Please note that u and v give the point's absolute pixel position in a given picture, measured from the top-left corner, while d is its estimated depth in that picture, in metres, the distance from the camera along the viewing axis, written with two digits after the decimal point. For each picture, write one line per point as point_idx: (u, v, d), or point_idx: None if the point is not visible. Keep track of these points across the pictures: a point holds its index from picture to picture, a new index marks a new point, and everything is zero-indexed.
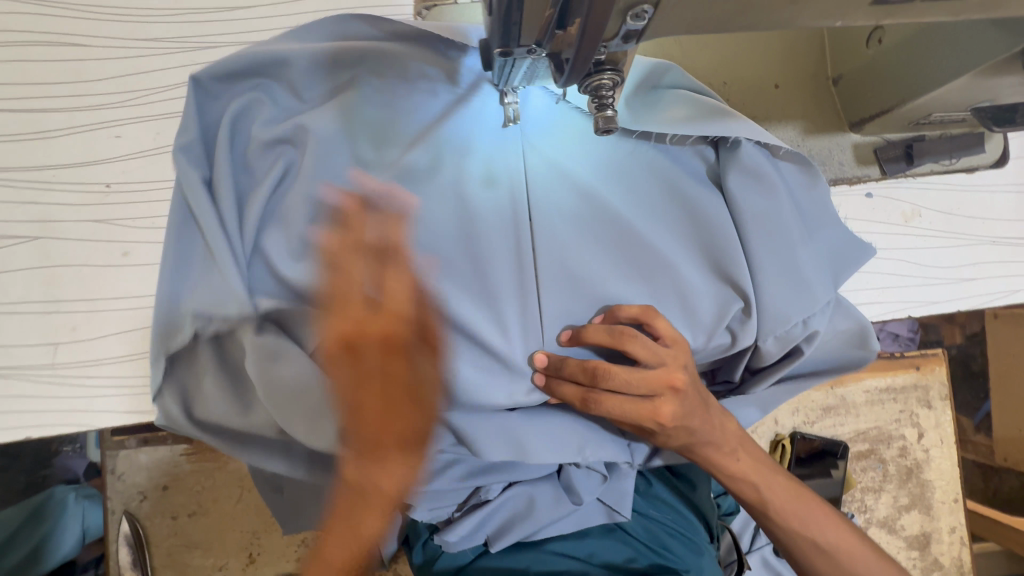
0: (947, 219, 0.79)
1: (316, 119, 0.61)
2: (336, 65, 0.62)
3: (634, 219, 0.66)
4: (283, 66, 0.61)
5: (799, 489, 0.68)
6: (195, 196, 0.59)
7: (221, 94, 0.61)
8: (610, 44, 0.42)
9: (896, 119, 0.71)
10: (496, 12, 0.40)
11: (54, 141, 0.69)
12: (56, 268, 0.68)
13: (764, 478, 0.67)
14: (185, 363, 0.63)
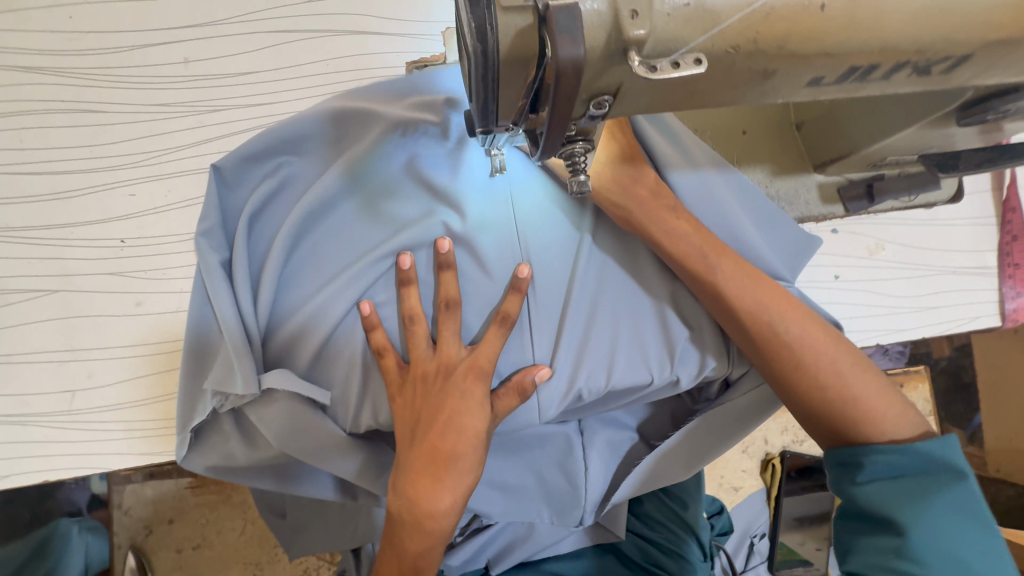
0: (910, 252, 0.84)
1: (328, 186, 0.67)
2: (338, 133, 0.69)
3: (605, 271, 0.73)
4: (292, 142, 0.67)
5: (828, 346, 0.67)
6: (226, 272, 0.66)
7: (239, 179, 0.68)
8: (579, 121, 0.45)
9: (856, 161, 0.76)
10: (474, 101, 0.44)
11: (73, 200, 0.74)
12: (74, 319, 0.73)
13: (814, 351, 0.66)
14: (220, 417, 0.71)
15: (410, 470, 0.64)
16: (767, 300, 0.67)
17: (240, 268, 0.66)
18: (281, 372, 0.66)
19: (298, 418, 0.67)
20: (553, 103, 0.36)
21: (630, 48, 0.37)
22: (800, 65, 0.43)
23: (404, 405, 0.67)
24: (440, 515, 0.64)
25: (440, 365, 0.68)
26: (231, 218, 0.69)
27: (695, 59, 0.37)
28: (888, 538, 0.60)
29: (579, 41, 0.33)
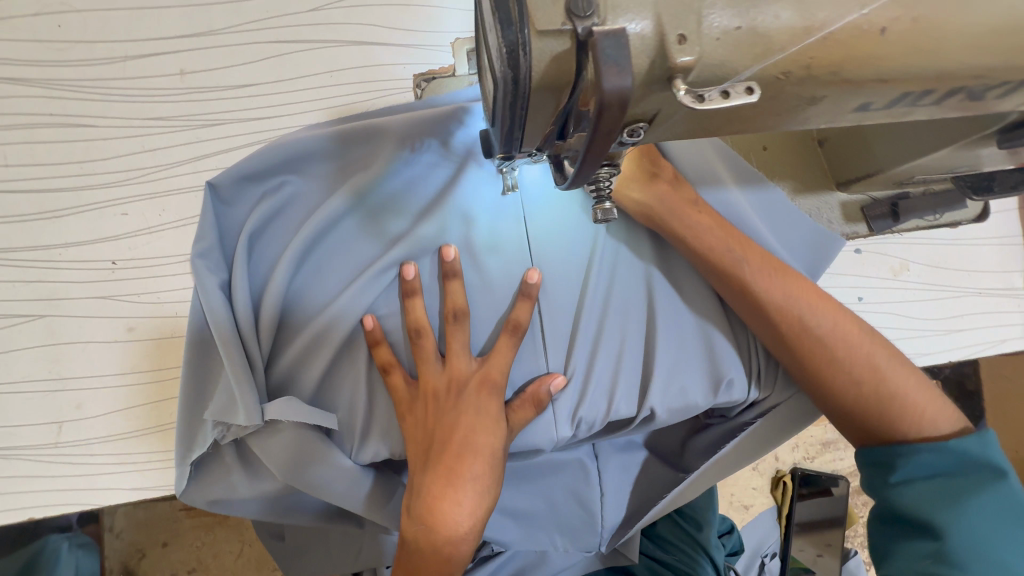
0: (935, 272, 0.82)
1: (334, 201, 0.63)
2: (342, 143, 0.63)
3: (624, 286, 0.69)
4: (292, 154, 0.62)
5: (860, 346, 0.64)
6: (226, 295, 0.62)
7: (238, 198, 0.63)
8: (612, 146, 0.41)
9: (882, 180, 0.73)
10: (498, 126, 0.40)
11: (60, 221, 0.70)
12: (61, 346, 0.68)
13: (846, 351, 0.64)
14: (221, 447, 0.67)
15: (425, 490, 0.61)
16: (797, 295, 0.64)
17: (242, 292, 0.61)
18: (289, 400, 0.62)
19: (308, 451, 0.63)
20: (592, 137, 0.33)
21: (675, 75, 0.33)
22: (850, 92, 0.39)
23: (418, 425, 0.64)
24: (459, 538, 0.60)
25: (452, 391, 0.64)
26: (230, 239, 0.63)
27: (746, 88, 0.34)
28: (925, 544, 0.57)
29: (625, 71, 0.30)
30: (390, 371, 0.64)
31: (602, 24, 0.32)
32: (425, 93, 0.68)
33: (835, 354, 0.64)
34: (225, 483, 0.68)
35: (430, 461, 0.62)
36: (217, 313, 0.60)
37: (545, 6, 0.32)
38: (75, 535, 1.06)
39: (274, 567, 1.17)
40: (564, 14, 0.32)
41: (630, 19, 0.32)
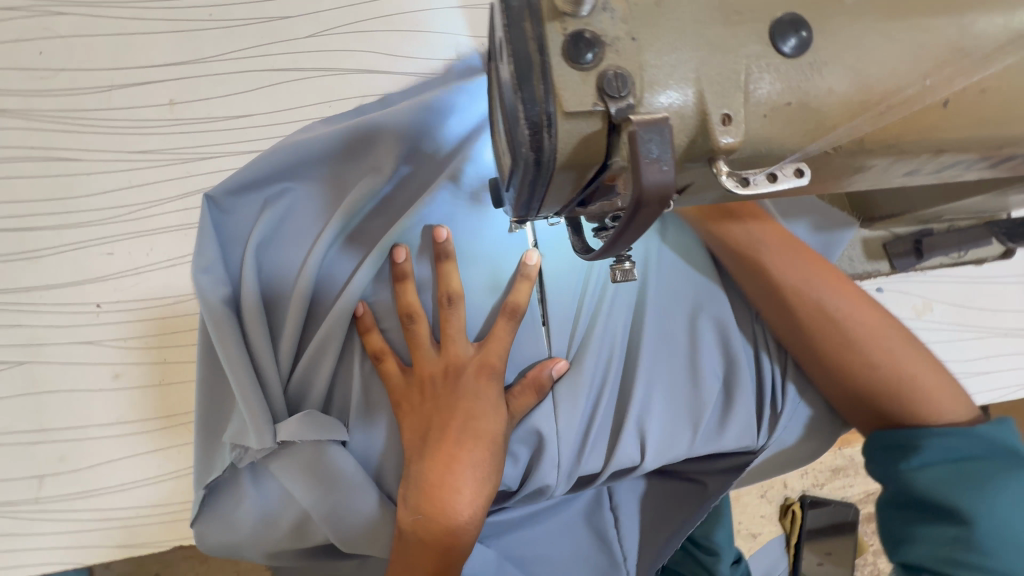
0: (960, 312, 0.78)
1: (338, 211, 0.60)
2: (341, 148, 0.60)
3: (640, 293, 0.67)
4: (293, 163, 0.60)
5: (882, 332, 0.60)
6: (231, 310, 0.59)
7: (236, 205, 0.60)
8: None
9: (908, 219, 0.69)
10: (515, 194, 0.36)
11: (41, 262, 0.66)
12: (43, 396, 0.65)
13: (865, 334, 0.60)
14: (238, 472, 0.63)
15: (417, 479, 0.57)
16: (815, 276, 0.62)
17: (247, 308, 0.59)
18: (305, 416, 0.59)
19: (317, 458, 0.59)
20: (624, 227, 0.29)
21: (716, 156, 0.30)
22: (904, 160, 0.36)
23: (412, 414, 0.61)
24: (453, 531, 0.56)
25: (449, 382, 0.60)
26: (229, 248, 0.61)
27: (796, 170, 0.31)
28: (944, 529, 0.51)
29: (667, 164, 0.26)
30: (385, 360, 0.61)
31: (636, 105, 0.28)
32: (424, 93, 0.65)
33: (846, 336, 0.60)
34: (236, 518, 0.63)
35: (422, 448, 0.59)
36: (219, 324, 0.58)
37: (573, 85, 0.28)
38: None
39: None
40: (595, 94, 0.28)
41: (669, 95, 0.28)
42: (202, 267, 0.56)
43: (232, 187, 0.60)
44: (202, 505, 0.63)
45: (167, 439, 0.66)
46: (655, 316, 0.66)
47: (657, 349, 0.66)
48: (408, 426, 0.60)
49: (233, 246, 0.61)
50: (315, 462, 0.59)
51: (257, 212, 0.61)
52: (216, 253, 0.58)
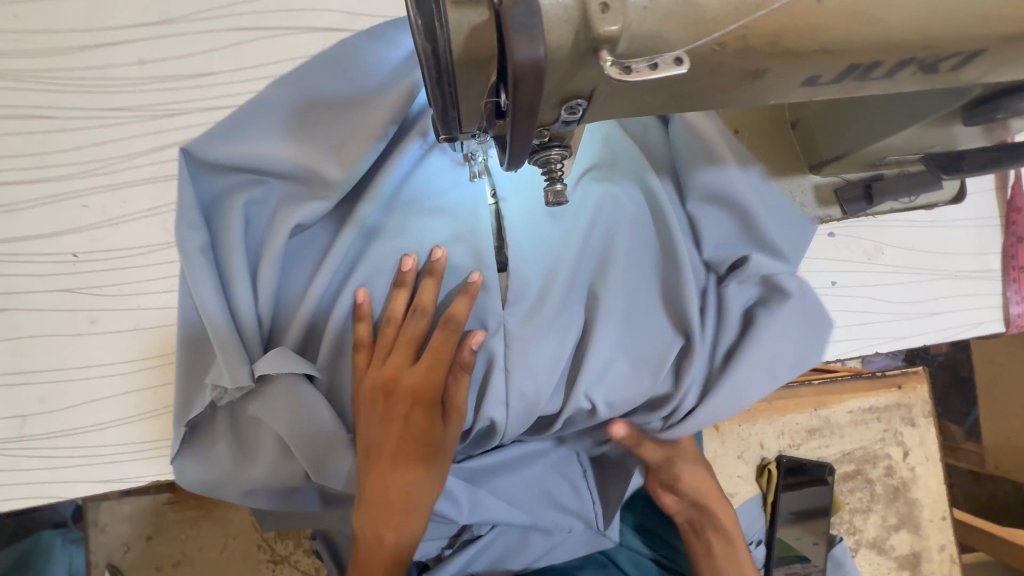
0: (910, 255, 0.80)
1: (307, 165, 0.65)
2: (306, 109, 0.67)
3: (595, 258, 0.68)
4: (265, 125, 0.66)
5: None
6: (211, 262, 0.64)
7: (210, 163, 0.66)
8: (551, 127, 0.40)
9: (857, 160, 0.71)
10: (433, 107, 0.39)
11: (19, 214, 0.69)
12: (24, 340, 0.68)
13: None
14: (216, 414, 0.66)
15: (373, 442, 0.64)
16: None
17: (228, 257, 0.64)
18: (280, 351, 0.62)
19: (293, 399, 0.62)
20: (513, 112, 0.32)
21: (600, 46, 0.32)
22: (796, 64, 0.38)
23: (374, 379, 0.64)
24: (404, 490, 0.63)
25: (407, 344, 0.65)
26: (207, 205, 0.66)
27: (676, 59, 0.33)
28: None
29: (538, 41, 0.29)
30: (361, 319, 0.65)
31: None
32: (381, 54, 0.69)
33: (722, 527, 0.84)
34: (214, 454, 0.66)
35: (379, 414, 0.64)
36: (195, 270, 0.62)
37: None
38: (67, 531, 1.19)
39: (260, 560, 1.18)
40: None
41: None
42: (184, 218, 0.62)
43: (208, 150, 0.65)
44: (182, 446, 0.66)
45: (144, 381, 0.70)
46: (612, 271, 0.67)
47: (620, 304, 0.68)
48: (365, 389, 0.64)
49: (211, 205, 0.66)
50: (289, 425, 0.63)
51: (231, 170, 0.66)
52: (194, 207, 0.64)
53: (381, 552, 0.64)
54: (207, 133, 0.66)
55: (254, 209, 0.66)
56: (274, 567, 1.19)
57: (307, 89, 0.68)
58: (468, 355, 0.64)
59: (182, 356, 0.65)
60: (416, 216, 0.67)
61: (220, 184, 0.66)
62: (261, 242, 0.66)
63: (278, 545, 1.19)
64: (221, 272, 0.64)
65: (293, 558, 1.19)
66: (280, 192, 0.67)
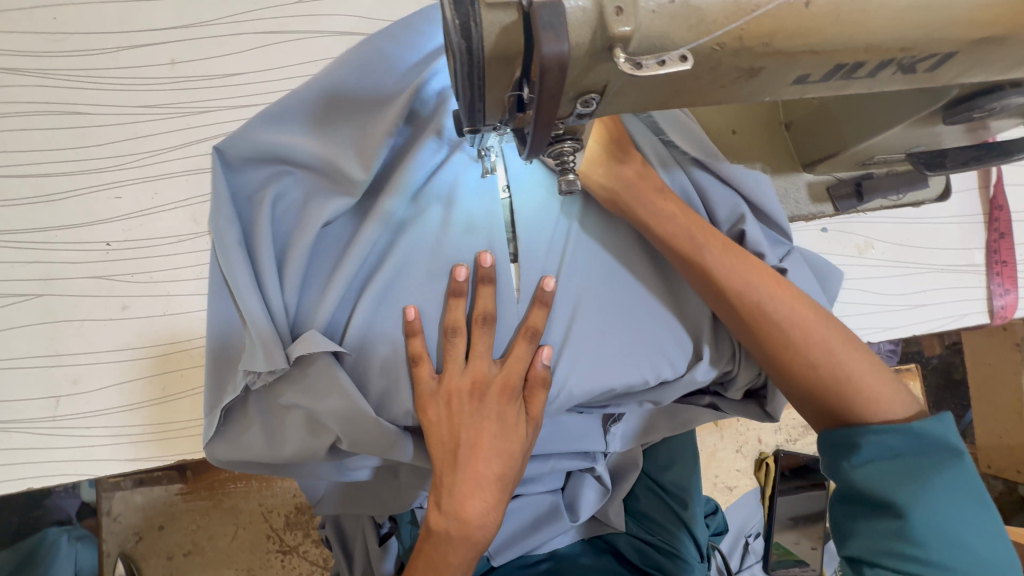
0: (899, 249, 0.85)
1: (332, 157, 0.68)
2: (327, 104, 0.70)
3: (605, 274, 0.74)
4: (290, 118, 0.69)
5: (718, 239, 0.69)
6: (244, 254, 0.67)
7: (243, 162, 0.70)
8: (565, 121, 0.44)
9: (846, 159, 0.76)
10: (461, 100, 0.43)
11: (56, 205, 0.73)
12: (58, 324, 0.71)
13: (743, 270, 0.68)
14: (246, 400, 0.70)
15: (452, 445, 0.68)
16: (757, 282, 0.67)
17: (261, 250, 0.68)
18: (310, 335, 0.65)
19: (327, 374, 0.66)
20: (539, 101, 0.36)
21: (615, 45, 0.37)
22: (787, 62, 0.43)
23: (455, 386, 0.68)
24: (491, 486, 0.68)
25: (477, 356, 0.69)
26: (240, 199, 0.71)
27: (681, 56, 0.37)
28: (885, 521, 0.58)
29: (563, 37, 0.33)
30: (414, 335, 0.68)
31: None
32: (393, 48, 0.71)
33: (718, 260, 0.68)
34: (247, 436, 0.69)
35: (462, 419, 0.68)
36: (230, 261, 0.66)
37: None
38: (74, 528, 1.20)
39: (269, 550, 1.21)
40: None
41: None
42: (221, 214, 0.67)
43: (240, 147, 0.69)
44: (214, 430, 0.69)
45: (172, 363, 0.73)
46: (629, 281, 0.75)
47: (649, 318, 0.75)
48: (444, 400, 0.68)
49: (241, 201, 0.71)
50: (319, 405, 0.65)
51: (263, 167, 0.71)
52: (228, 202, 0.68)
53: (459, 551, 0.67)
54: (238, 132, 0.70)
55: (283, 201, 0.71)
56: (282, 557, 1.21)
57: (325, 84, 0.70)
58: (541, 370, 0.70)
59: (214, 347, 0.68)
60: (437, 217, 0.71)
61: (254, 182, 0.71)
62: (291, 236, 0.70)
63: (286, 535, 1.22)
64: (253, 261, 0.68)
65: (302, 548, 1.22)
66: (307, 187, 0.71)
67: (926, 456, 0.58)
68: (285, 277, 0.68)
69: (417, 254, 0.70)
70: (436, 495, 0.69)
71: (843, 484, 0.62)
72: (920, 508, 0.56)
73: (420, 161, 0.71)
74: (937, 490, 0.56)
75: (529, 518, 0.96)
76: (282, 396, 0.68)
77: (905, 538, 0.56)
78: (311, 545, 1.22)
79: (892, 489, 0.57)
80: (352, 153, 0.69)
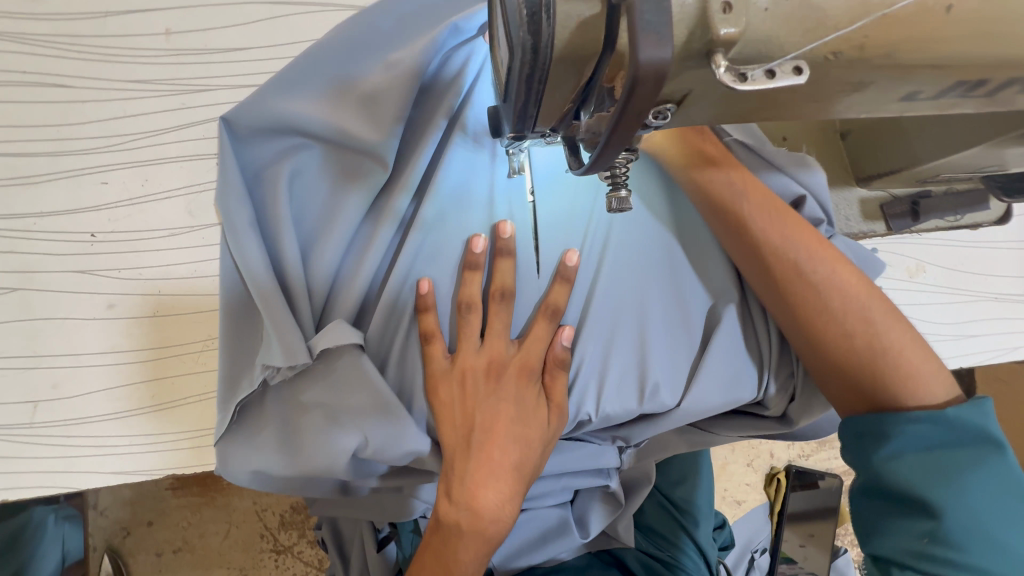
0: (951, 275, 0.79)
1: (347, 120, 0.58)
2: (336, 54, 0.58)
3: (647, 275, 0.67)
4: (296, 71, 0.58)
5: (758, 192, 0.63)
6: (256, 237, 0.58)
7: (254, 132, 0.59)
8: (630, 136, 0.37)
9: (906, 177, 0.69)
10: (511, 103, 0.36)
11: (35, 188, 0.65)
12: (37, 321, 0.65)
13: (780, 225, 0.62)
14: (264, 400, 0.61)
15: (464, 425, 0.62)
16: (795, 240, 0.62)
17: (277, 230, 0.59)
18: (337, 327, 0.58)
19: (355, 367, 0.59)
20: (617, 121, 0.29)
21: (716, 50, 0.30)
22: (901, 77, 0.35)
23: (469, 365, 0.63)
24: (506, 476, 0.61)
25: (494, 334, 0.64)
26: (249, 175, 0.60)
27: (795, 68, 0.30)
28: (916, 521, 0.52)
29: (666, 43, 0.26)
30: (425, 310, 0.62)
31: None
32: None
33: (753, 214, 0.62)
34: (263, 442, 0.61)
35: (476, 400, 0.63)
36: (242, 248, 0.57)
37: None
38: (61, 508, 1.09)
39: (262, 550, 1.16)
40: None
41: None
42: (225, 189, 0.57)
43: (247, 113, 0.58)
44: (226, 430, 0.61)
45: (162, 369, 0.67)
46: (670, 271, 0.67)
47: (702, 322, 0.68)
48: (456, 377, 0.63)
49: (247, 173, 0.60)
50: (347, 400, 0.59)
51: (274, 138, 0.60)
52: (238, 178, 0.58)
53: (471, 547, 0.59)
54: (247, 99, 0.59)
55: (296, 176, 0.60)
56: (276, 557, 1.17)
57: (336, 35, 0.59)
58: (561, 352, 0.64)
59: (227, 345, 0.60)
60: (461, 200, 0.64)
61: (266, 158, 0.60)
62: (305, 214, 0.62)
63: (281, 535, 1.17)
64: (269, 245, 0.60)
65: (297, 549, 1.17)
66: (326, 160, 0.61)
67: (965, 449, 0.52)
68: (310, 269, 0.61)
69: (439, 238, 0.64)
70: (442, 486, 0.62)
71: (867, 475, 0.56)
72: (956, 508, 0.50)
73: (433, 149, 0.63)
74: (973, 489, 0.50)
75: (538, 530, 0.90)
76: (304, 394, 0.60)
77: (937, 540, 0.51)
78: (306, 545, 1.18)
79: (924, 485, 0.52)
80: (367, 116, 0.58)
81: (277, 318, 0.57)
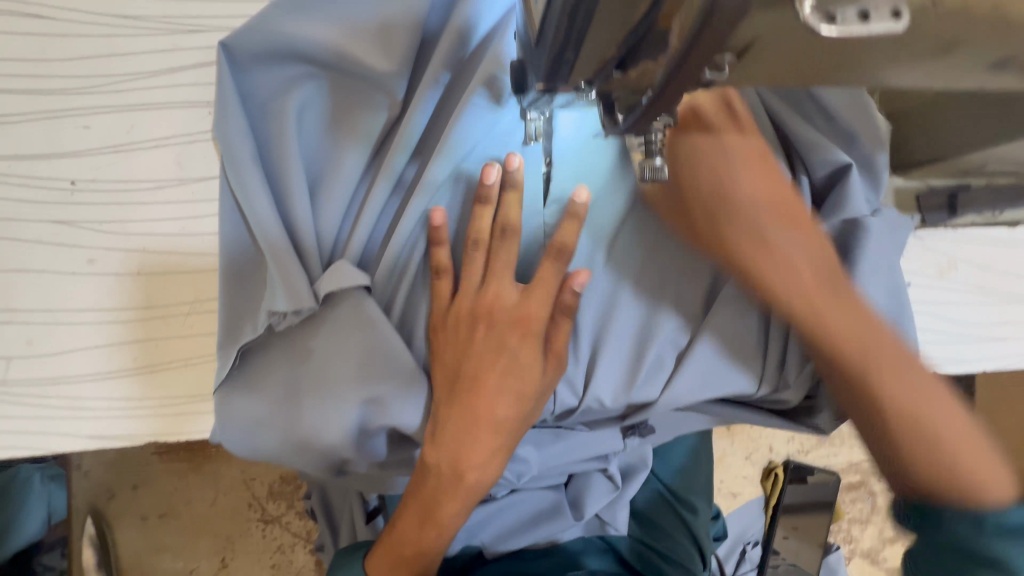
0: (984, 274, 0.75)
1: (358, 44, 0.54)
2: None
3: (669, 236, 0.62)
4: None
5: (767, 160, 0.56)
6: (255, 171, 0.54)
7: (259, 61, 0.56)
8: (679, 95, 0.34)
9: (948, 168, 0.66)
10: (550, 43, 0.33)
11: (10, 129, 0.60)
12: (11, 274, 0.60)
13: (789, 202, 0.55)
14: (268, 345, 0.58)
15: (451, 371, 0.58)
16: (795, 230, 0.55)
17: (280, 164, 0.56)
18: (338, 272, 0.55)
19: (361, 318, 0.55)
20: None
21: None
22: (997, 41, 0.31)
23: (466, 308, 0.58)
24: (493, 432, 0.58)
25: (496, 274, 0.58)
26: (253, 107, 0.56)
27: (893, 12, 0.26)
28: None
29: None
30: (439, 244, 0.57)
31: None
32: None
33: (749, 189, 0.55)
34: (262, 391, 0.57)
35: (461, 345, 0.58)
36: (245, 184, 0.54)
37: None
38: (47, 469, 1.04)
39: (250, 519, 1.14)
40: None
41: None
42: (224, 115, 0.53)
43: (249, 38, 0.54)
44: (226, 376, 0.58)
45: (145, 331, 0.62)
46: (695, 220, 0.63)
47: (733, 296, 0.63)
48: (451, 319, 0.58)
49: (251, 103, 0.56)
50: (351, 354, 0.56)
51: (280, 67, 0.56)
52: (239, 108, 0.55)
53: (450, 499, 0.59)
54: (249, 23, 0.55)
55: (303, 110, 0.56)
56: (264, 527, 1.14)
57: None
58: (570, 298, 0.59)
59: (228, 292, 0.58)
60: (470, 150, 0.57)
61: (272, 86, 0.56)
62: (311, 152, 0.58)
63: (269, 505, 1.15)
64: (271, 178, 0.56)
65: (285, 519, 1.15)
66: (334, 94, 0.57)
67: None
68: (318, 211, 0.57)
69: (445, 185, 0.58)
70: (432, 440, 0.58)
71: None
72: None
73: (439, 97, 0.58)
74: None
75: (528, 513, 0.85)
76: (307, 342, 0.57)
77: None
78: (293, 516, 1.16)
79: None
80: (377, 42, 0.55)
81: (280, 258, 0.54)
